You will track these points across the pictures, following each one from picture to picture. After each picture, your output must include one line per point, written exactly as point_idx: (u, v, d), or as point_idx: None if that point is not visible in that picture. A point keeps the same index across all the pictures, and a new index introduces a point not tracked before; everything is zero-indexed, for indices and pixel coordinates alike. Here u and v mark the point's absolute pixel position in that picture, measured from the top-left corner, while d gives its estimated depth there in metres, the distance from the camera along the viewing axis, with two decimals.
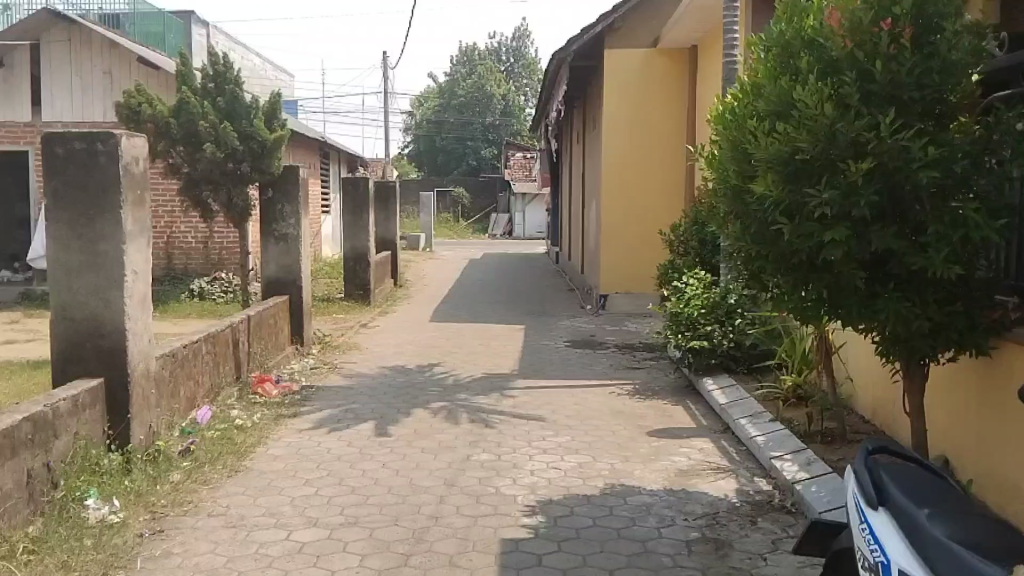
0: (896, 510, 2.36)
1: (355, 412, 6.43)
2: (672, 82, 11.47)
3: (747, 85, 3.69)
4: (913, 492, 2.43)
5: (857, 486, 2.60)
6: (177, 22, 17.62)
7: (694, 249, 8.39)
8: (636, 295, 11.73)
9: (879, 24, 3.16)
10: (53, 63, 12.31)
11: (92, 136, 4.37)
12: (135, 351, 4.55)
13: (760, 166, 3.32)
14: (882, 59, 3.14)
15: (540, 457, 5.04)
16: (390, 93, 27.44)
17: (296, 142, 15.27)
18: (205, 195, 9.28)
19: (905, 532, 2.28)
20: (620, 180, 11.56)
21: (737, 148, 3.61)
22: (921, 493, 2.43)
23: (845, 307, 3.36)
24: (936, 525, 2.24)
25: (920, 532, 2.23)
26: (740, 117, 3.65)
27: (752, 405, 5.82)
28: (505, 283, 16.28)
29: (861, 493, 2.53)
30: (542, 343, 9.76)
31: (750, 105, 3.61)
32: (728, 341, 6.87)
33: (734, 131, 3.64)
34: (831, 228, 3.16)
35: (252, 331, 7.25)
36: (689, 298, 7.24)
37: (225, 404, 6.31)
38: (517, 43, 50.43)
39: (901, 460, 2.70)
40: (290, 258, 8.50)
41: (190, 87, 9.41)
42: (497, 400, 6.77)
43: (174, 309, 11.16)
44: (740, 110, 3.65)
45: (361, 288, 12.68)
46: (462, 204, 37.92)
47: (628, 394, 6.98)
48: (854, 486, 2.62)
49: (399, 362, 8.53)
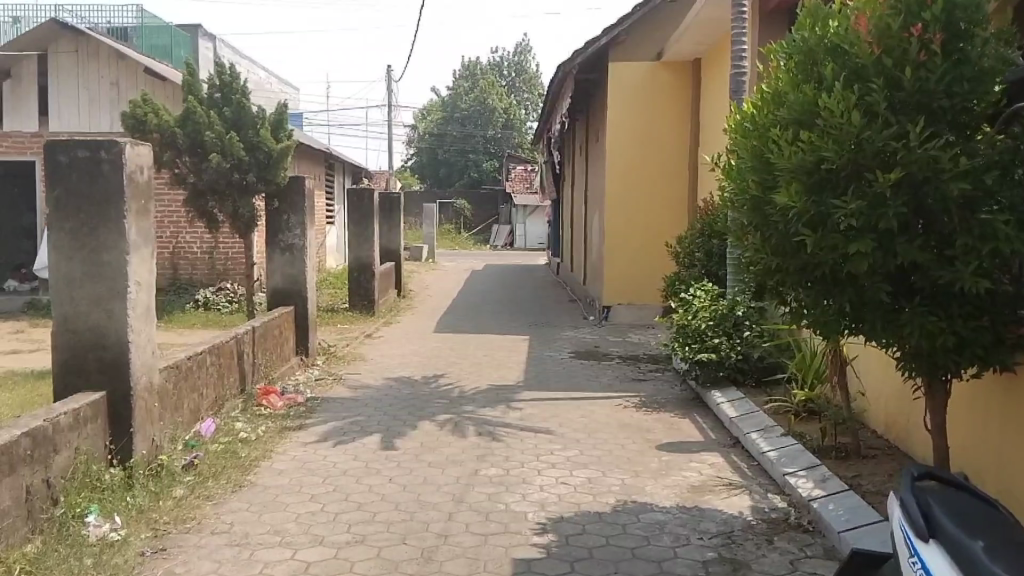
0: (947, 539, 2.27)
1: (361, 424, 6.35)
2: (677, 94, 11.41)
3: (767, 95, 3.62)
4: (962, 520, 2.35)
5: (901, 512, 2.52)
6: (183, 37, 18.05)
7: (701, 261, 8.31)
8: (639, 306, 11.65)
9: (909, 29, 3.08)
10: (60, 75, 12.32)
11: (96, 144, 4.31)
12: (138, 365, 4.49)
13: (783, 176, 3.25)
14: (911, 66, 3.06)
15: (549, 472, 4.96)
16: (393, 106, 27.44)
17: (301, 153, 15.24)
18: (211, 206, 9.19)
19: (958, 563, 2.19)
20: (625, 191, 11.50)
21: (757, 157, 3.53)
22: (971, 522, 2.35)
23: (869, 322, 3.29)
24: (990, 553, 2.17)
25: (977, 566, 2.13)
26: (760, 124, 3.57)
27: (761, 419, 5.72)
28: (508, 294, 16.21)
29: (908, 522, 2.43)
30: (546, 354, 9.68)
31: (770, 109, 3.53)
32: (736, 353, 6.78)
33: (753, 139, 3.57)
34: (856, 240, 3.08)
35: (257, 342, 7.19)
36: (697, 310, 7.17)
37: (229, 416, 6.24)
38: (519, 57, 50.40)
39: (945, 485, 2.61)
40: (296, 268, 8.45)
41: (196, 97, 9.29)
42: (503, 413, 6.69)
43: (180, 319, 11.15)
44: (760, 119, 3.57)
45: (365, 298, 12.62)
46: (464, 216, 37.99)
47: (634, 407, 6.88)
48: (897, 511, 2.55)
49: (404, 372, 8.45)
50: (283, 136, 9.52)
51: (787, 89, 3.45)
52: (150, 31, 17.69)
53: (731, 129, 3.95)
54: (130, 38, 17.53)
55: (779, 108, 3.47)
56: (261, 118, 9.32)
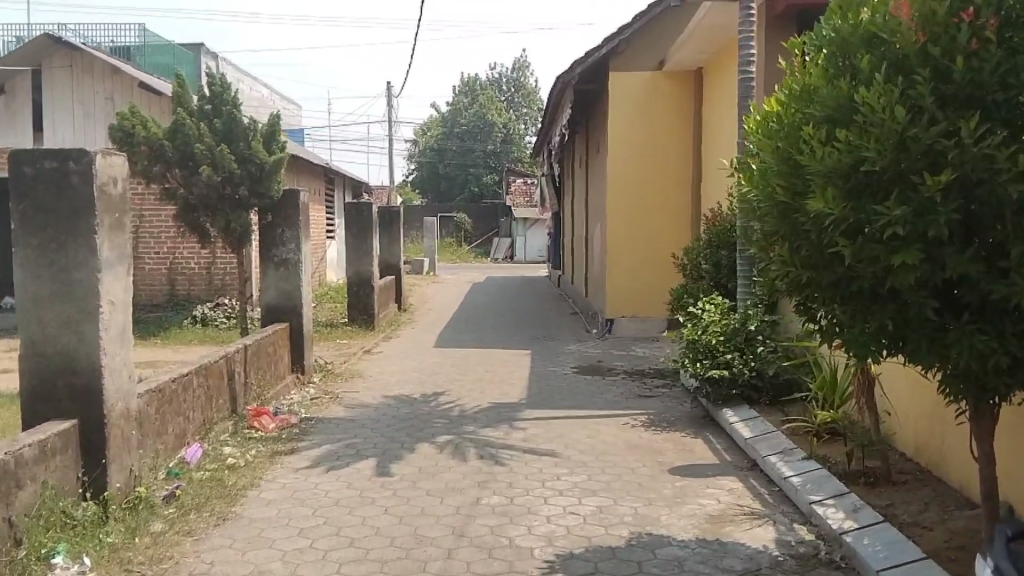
0: None
1: (356, 447, 6.03)
2: (679, 103, 11.14)
3: (794, 91, 3.40)
4: None
5: None
6: (186, 56, 18.69)
7: (709, 272, 7.93)
8: (642, 320, 11.34)
9: (958, 15, 2.84)
10: (54, 90, 12.07)
11: (64, 153, 4.19)
12: (111, 390, 4.34)
13: (815, 180, 3.03)
14: (962, 55, 2.81)
15: (555, 500, 4.63)
16: (392, 121, 27.28)
17: (300, 166, 14.94)
18: (203, 221, 8.88)
19: None
20: (627, 203, 11.22)
21: (784, 159, 3.32)
22: None
23: (912, 342, 3.05)
24: None
25: None
26: (786, 123, 3.36)
27: (779, 440, 5.41)
28: (509, 307, 15.91)
29: None
30: (549, 369, 9.36)
31: (798, 107, 3.32)
32: (749, 370, 6.45)
33: (781, 139, 3.35)
34: (900, 251, 2.85)
35: (248, 360, 6.89)
36: (707, 325, 6.82)
37: (217, 440, 5.97)
38: (518, 74, 50.27)
39: None
40: (290, 284, 8.15)
41: (186, 109, 8.92)
42: (505, 434, 6.37)
43: (176, 336, 10.87)
44: (786, 119, 3.36)
45: (365, 313, 12.31)
46: (465, 230, 37.77)
47: (642, 426, 6.57)
48: None
49: (403, 390, 8.13)
50: (277, 148, 9.23)
51: (818, 84, 3.23)
52: (151, 49, 18.51)
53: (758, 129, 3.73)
54: (132, 57, 18.32)
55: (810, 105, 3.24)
56: (254, 130, 9.02)
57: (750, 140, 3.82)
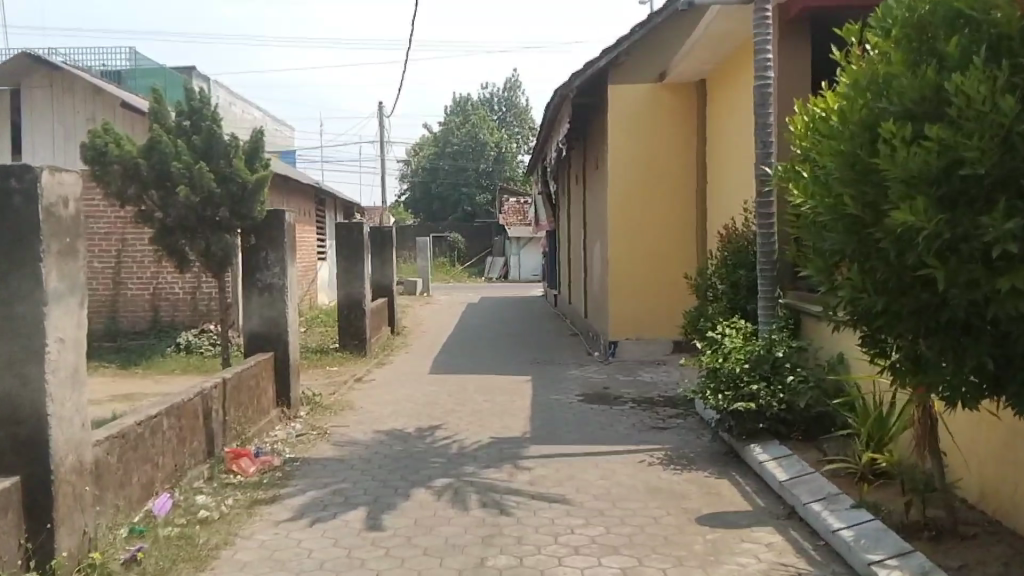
0: None
1: (345, 495, 5.46)
2: (681, 117, 10.63)
3: (857, 84, 3.03)
4: None
5: None
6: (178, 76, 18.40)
7: (725, 294, 7.43)
8: (647, 341, 10.76)
9: None
10: (34, 111, 11.47)
11: (5, 170, 3.67)
12: (60, 442, 3.82)
13: (896, 188, 2.70)
14: None
15: (572, 560, 4.11)
16: (384, 141, 26.81)
17: (287, 186, 14.37)
18: (182, 245, 8.21)
19: None
20: (629, 222, 10.69)
21: (850, 164, 2.96)
22: None
23: (1016, 379, 2.78)
24: None
25: None
26: (847, 121, 3.00)
27: (818, 484, 5.11)
28: (507, 328, 15.35)
29: None
30: (551, 397, 8.79)
31: (860, 102, 2.97)
32: (778, 402, 5.98)
33: (843, 137, 2.99)
34: (1007, 271, 2.56)
35: (228, 397, 6.31)
36: (729, 352, 6.40)
37: (191, 489, 5.40)
38: (510, 94, 49.90)
39: None
40: (275, 311, 7.56)
41: (161, 125, 8.34)
42: (510, 476, 5.83)
43: (157, 365, 10.29)
44: (851, 115, 2.98)
45: (357, 338, 11.71)
46: (458, 249, 37.30)
47: (661, 466, 6.10)
48: None
49: (396, 424, 7.55)
50: (259, 165, 8.65)
51: (888, 80, 2.91)
52: (142, 73, 18.27)
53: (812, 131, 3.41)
54: (123, 81, 18.09)
55: (878, 100, 2.91)
56: (235, 146, 8.42)
57: (802, 145, 3.49)
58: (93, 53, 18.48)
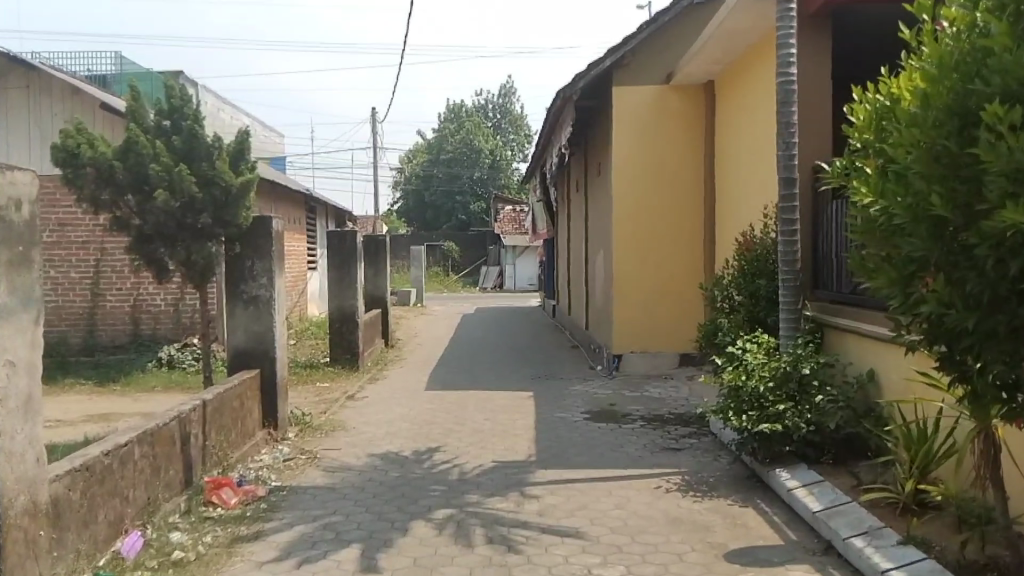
0: None
1: (336, 530, 4.95)
2: (688, 120, 10.19)
3: (937, 68, 2.85)
4: None
5: None
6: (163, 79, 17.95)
7: (745, 305, 6.95)
8: (653, 354, 10.30)
9: None
10: (9, 115, 10.94)
11: None
12: (10, 482, 3.32)
13: (996, 185, 2.55)
14: None
15: None
16: (376, 147, 26.30)
17: (276, 193, 13.85)
18: (161, 253, 7.68)
19: None
20: (634, 231, 10.23)
21: (933, 159, 2.81)
22: None
23: None
24: None
25: None
26: (929, 108, 2.82)
27: (857, 514, 4.66)
28: (504, 341, 14.84)
29: None
30: (556, 415, 8.30)
31: (945, 86, 2.80)
32: (806, 424, 5.49)
33: (925, 125, 2.81)
34: None
35: (210, 419, 5.81)
36: (752, 369, 5.89)
37: (166, 523, 4.89)
38: (503, 100, 49.68)
39: None
40: (261, 325, 7.05)
41: (139, 125, 7.85)
42: (517, 506, 5.34)
43: (138, 381, 9.77)
44: (932, 104, 2.83)
45: (350, 351, 11.20)
46: (452, 259, 36.85)
47: (680, 493, 5.64)
48: None
49: (391, 446, 7.05)
50: (244, 168, 8.16)
51: (979, 60, 2.74)
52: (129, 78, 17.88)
53: (887, 122, 3.22)
54: (110, 85, 17.69)
55: (965, 87, 2.74)
56: (219, 147, 7.93)
57: (872, 138, 3.29)
58: (79, 58, 17.99)
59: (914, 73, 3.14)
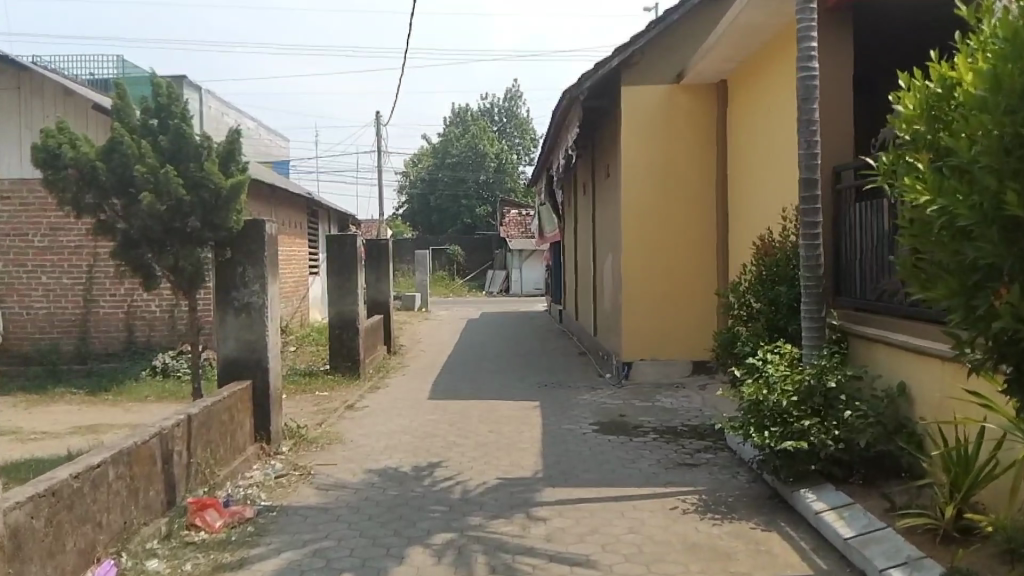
0: None
1: (327, 557, 4.58)
2: (698, 122, 9.81)
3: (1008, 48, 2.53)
4: None
5: None
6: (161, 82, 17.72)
7: (764, 313, 6.55)
8: (663, 362, 9.91)
9: None
10: None
11: None
12: None
13: None
14: None
15: None
16: (380, 151, 25.95)
17: (277, 196, 13.50)
18: (148, 259, 7.34)
19: None
20: (643, 235, 9.85)
21: (1005, 151, 2.52)
22: None
23: None
24: None
25: None
26: (999, 92, 2.53)
27: (894, 542, 4.27)
28: (509, 347, 14.46)
29: None
30: (564, 427, 7.92)
31: (1017, 67, 2.50)
32: (832, 441, 5.10)
33: (996, 111, 2.52)
34: None
35: (196, 434, 5.45)
36: (774, 382, 5.50)
37: (144, 549, 4.53)
38: (510, 104, 49.32)
39: None
40: (253, 334, 6.68)
41: (126, 124, 7.52)
42: (523, 530, 4.96)
43: (130, 391, 9.42)
44: (1005, 88, 2.51)
45: (350, 359, 10.84)
46: (458, 263, 36.49)
47: (698, 515, 5.24)
48: None
49: (390, 461, 6.68)
50: (235, 169, 7.81)
51: None
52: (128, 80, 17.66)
53: (948, 110, 2.92)
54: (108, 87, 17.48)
55: None
56: (208, 148, 7.58)
57: (925, 128, 2.97)
58: (81, 62, 17.77)
59: (973, 55, 2.82)
